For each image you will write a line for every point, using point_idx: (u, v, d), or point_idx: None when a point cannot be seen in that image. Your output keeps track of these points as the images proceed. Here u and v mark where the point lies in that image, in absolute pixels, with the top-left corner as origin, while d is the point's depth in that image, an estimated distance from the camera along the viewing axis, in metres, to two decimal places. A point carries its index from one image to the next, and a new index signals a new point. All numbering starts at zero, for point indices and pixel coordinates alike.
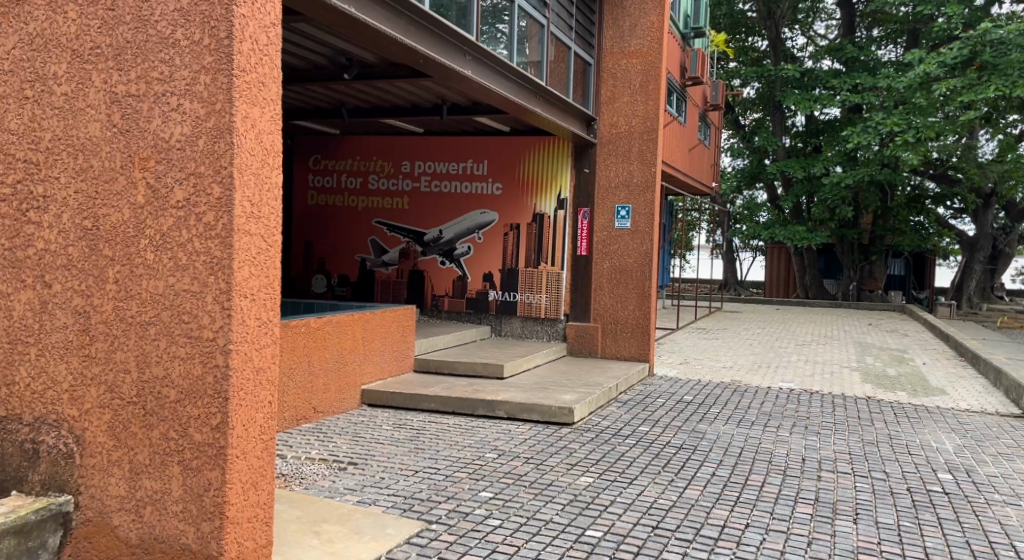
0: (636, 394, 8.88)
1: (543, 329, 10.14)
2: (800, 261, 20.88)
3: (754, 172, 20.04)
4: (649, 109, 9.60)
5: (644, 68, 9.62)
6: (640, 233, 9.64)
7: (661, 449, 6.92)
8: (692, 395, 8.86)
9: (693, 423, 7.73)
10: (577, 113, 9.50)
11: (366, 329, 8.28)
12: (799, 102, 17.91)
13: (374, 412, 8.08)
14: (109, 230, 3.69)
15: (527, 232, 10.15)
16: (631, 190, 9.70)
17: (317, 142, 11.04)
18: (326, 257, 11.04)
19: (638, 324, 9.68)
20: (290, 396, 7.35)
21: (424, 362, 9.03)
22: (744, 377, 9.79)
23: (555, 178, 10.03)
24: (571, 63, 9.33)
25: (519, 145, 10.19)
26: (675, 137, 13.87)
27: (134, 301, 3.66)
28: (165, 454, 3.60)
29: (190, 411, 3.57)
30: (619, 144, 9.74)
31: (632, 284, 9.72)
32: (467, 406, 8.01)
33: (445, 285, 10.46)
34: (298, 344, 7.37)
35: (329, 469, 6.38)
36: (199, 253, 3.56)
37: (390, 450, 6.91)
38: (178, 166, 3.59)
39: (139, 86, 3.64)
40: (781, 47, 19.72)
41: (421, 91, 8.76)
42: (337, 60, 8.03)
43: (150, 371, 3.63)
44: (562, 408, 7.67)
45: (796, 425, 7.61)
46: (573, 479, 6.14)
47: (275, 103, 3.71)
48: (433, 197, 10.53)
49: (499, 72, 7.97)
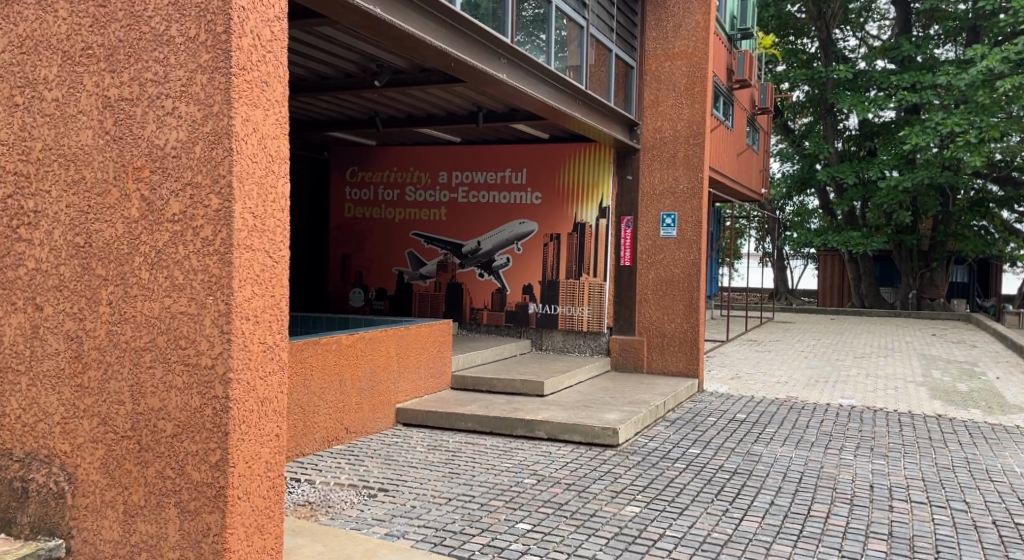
0: (685, 412, 8.40)
1: (585, 343, 9.70)
2: (856, 269, 20.11)
3: (805, 178, 19.25)
4: (695, 112, 9.12)
5: (689, 69, 9.16)
6: (686, 242, 9.16)
7: (714, 474, 6.47)
8: (745, 414, 8.36)
9: (747, 445, 7.25)
10: (619, 118, 9.06)
11: (401, 346, 7.93)
12: (854, 104, 17.25)
13: (409, 432, 7.73)
14: (102, 248, 3.36)
15: (568, 242, 9.75)
16: (677, 197, 9.22)
17: (353, 154, 10.81)
18: (364, 270, 10.78)
19: (686, 337, 9.20)
20: (321, 417, 7.01)
21: (462, 379, 8.67)
22: (801, 393, 9.25)
23: (597, 186, 9.61)
24: (612, 66, 8.91)
25: (558, 152, 9.80)
26: (723, 141, 13.36)
27: (129, 325, 3.32)
28: (162, 494, 3.26)
29: (188, 447, 3.22)
30: (663, 150, 9.27)
31: (679, 296, 9.24)
32: (505, 426, 7.62)
33: (484, 298, 10.11)
34: (329, 361, 7.04)
35: (359, 497, 6.03)
36: (197, 271, 3.22)
37: (423, 475, 6.54)
38: (174, 176, 3.23)
39: (132, 89, 3.28)
40: (832, 48, 19.08)
41: (456, 98, 8.40)
42: (368, 67, 7.70)
43: (145, 403, 3.29)
44: (606, 429, 7.23)
45: (861, 446, 7.11)
46: (618, 508, 5.74)
47: (281, 105, 3.36)
48: (470, 207, 10.19)
49: (536, 76, 7.57)
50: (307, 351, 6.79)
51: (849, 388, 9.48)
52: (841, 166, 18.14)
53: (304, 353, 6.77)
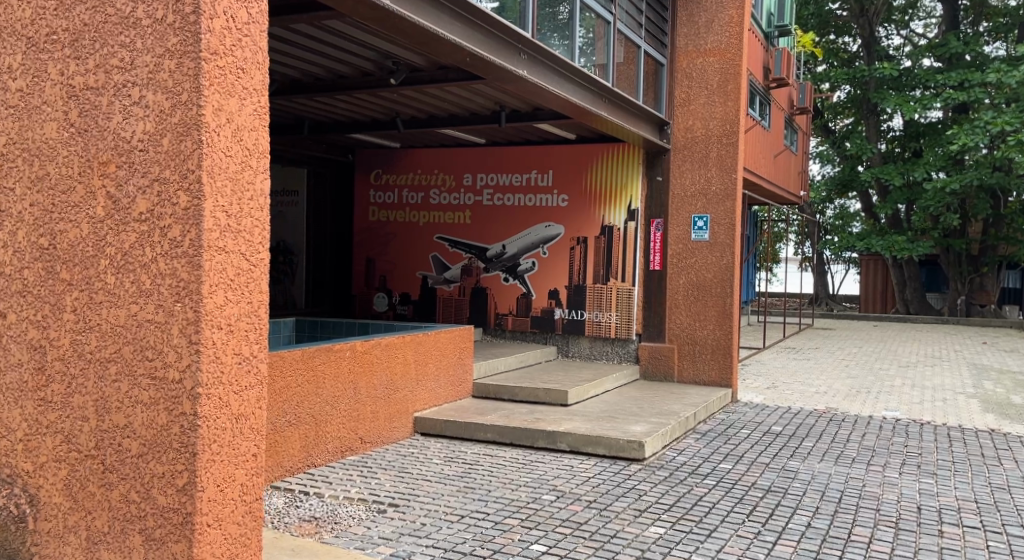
0: (717, 424, 8.00)
1: (612, 350, 9.34)
2: (900, 274, 19.44)
3: (846, 180, 18.64)
4: (729, 111, 8.71)
5: (723, 66, 8.75)
6: (719, 246, 8.75)
7: (746, 492, 6.07)
8: (781, 426, 7.93)
9: (782, 460, 6.84)
10: (648, 117, 8.69)
11: (418, 353, 7.63)
12: (900, 104, 16.65)
13: (427, 443, 7.43)
14: (67, 251, 3.08)
15: (596, 246, 9.39)
16: (709, 199, 8.81)
17: (378, 156, 10.57)
18: (388, 274, 10.54)
19: (718, 345, 8.80)
20: (333, 426, 6.74)
21: (483, 387, 8.36)
22: (841, 404, 8.78)
23: (626, 187, 9.25)
24: (641, 64, 8.53)
25: (586, 153, 9.45)
26: (759, 142, 12.90)
27: (93, 334, 3.05)
28: (126, 521, 3.00)
29: (154, 468, 2.95)
30: (695, 150, 8.87)
31: (710, 302, 8.84)
32: (526, 438, 7.28)
33: (509, 302, 9.79)
34: (342, 368, 6.76)
35: (368, 512, 5.74)
36: (165, 275, 2.93)
37: (436, 489, 6.23)
38: (141, 171, 2.94)
39: (97, 77, 2.99)
40: (875, 46, 18.45)
41: (477, 96, 8.09)
42: (385, 65, 7.42)
43: (110, 420, 3.03)
44: (632, 443, 6.86)
45: (906, 463, 6.66)
46: (641, 529, 5.37)
47: (260, 94, 3.06)
48: (495, 210, 9.89)
49: (559, 73, 7.23)
50: (319, 358, 6.52)
51: (893, 400, 8.99)
52: (885, 167, 17.50)
53: (316, 360, 6.50)
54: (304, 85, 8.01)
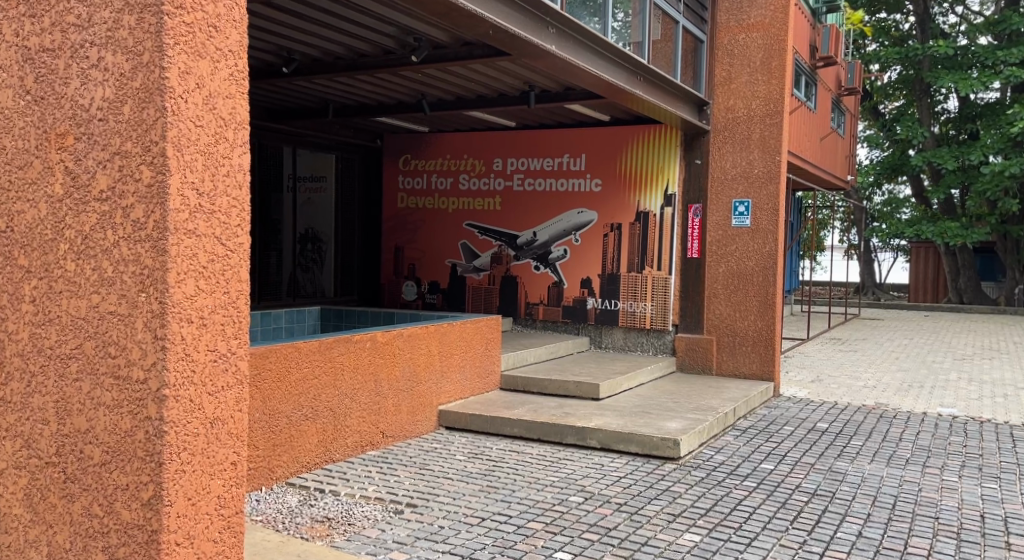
0: (758, 420, 7.55)
1: (648, 341, 8.90)
2: (953, 262, 18.67)
3: (895, 165, 17.89)
4: (773, 89, 8.19)
5: (766, 42, 8.23)
6: (761, 232, 8.26)
7: (789, 496, 5.63)
8: (827, 423, 7.46)
9: (829, 460, 6.37)
10: (687, 96, 8.21)
11: (443, 345, 7.28)
12: (957, 82, 15.86)
13: (451, 438, 7.09)
14: (24, 233, 2.76)
15: (630, 233, 8.95)
16: (750, 182, 8.30)
17: (406, 142, 10.25)
18: (417, 262, 10.22)
19: (759, 337, 8.31)
20: (352, 421, 6.40)
21: (511, 380, 7.99)
22: (892, 400, 8.25)
23: (662, 171, 8.79)
24: (678, 40, 8.06)
25: (620, 135, 9.00)
26: (805, 124, 12.34)
27: (53, 327, 2.72)
28: (88, 537, 2.67)
29: (117, 479, 2.61)
30: (736, 131, 8.37)
31: (752, 291, 8.34)
32: (555, 434, 6.90)
33: (541, 292, 9.41)
34: (362, 360, 6.43)
35: (384, 513, 5.39)
36: (128, 262, 2.58)
37: (458, 488, 5.87)
38: (100, 143, 2.60)
39: (54, 37, 2.65)
40: (930, 23, 17.73)
41: (505, 74, 7.68)
42: (407, 42, 7.05)
43: (71, 423, 2.69)
44: (666, 441, 6.45)
45: (967, 466, 6.16)
46: (674, 536, 4.96)
47: (236, 57, 2.71)
48: (525, 195, 9.50)
49: (592, 49, 6.79)
50: (337, 349, 6.19)
51: (948, 396, 8.43)
52: (938, 151, 16.78)
53: (333, 351, 6.16)
54: (324, 64, 7.67)
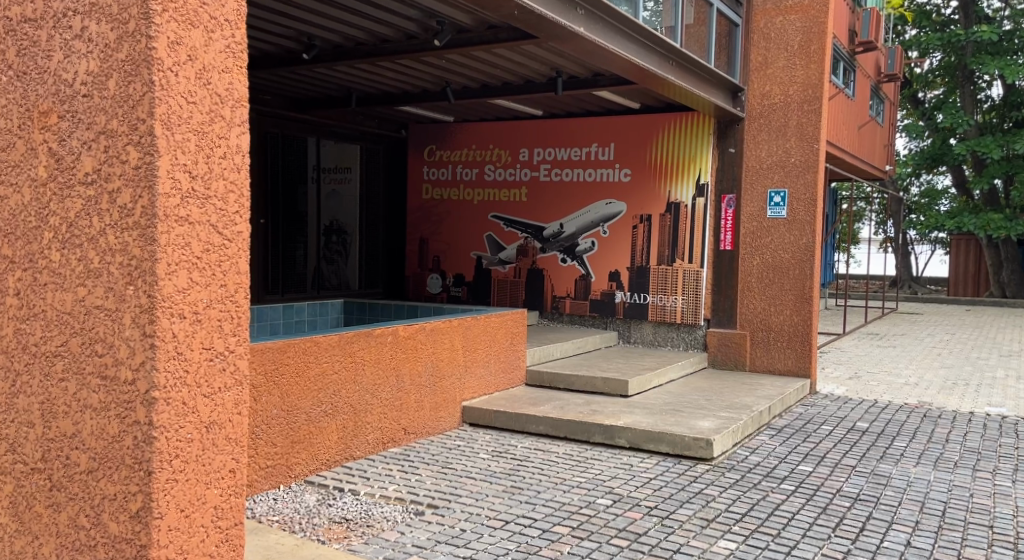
0: (794, 419, 7.25)
1: (678, 336, 8.62)
2: (995, 255, 18.14)
3: (936, 154, 17.40)
4: (811, 74, 7.85)
5: (804, 25, 7.88)
6: (798, 223, 7.93)
7: (831, 501, 5.34)
8: (867, 422, 7.14)
9: (872, 462, 6.07)
10: (721, 82, 7.89)
11: (467, 339, 7.05)
12: (1003, 68, 15.36)
13: (475, 435, 6.86)
14: (7, 220, 2.56)
15: (660, 224, 8.66)
16: (787, 172, 7.97)
17: (431, 132, 10.03)
18: (441, 254, 10.02)
19: (795, 332, 8.00)
20: (373, 417, 6.19)
21: (537, 375, 7.77)
22: (936, 399, 7.91)
23: (694, 160, 8.48)
24: (713, 23, 7.75)
25: (651, 123, 8.69)
26: (843, 111, 11.98)
27: (38, 322, 2.51)
28: (74, 550, 2.46)
29: (104, 488, 2.39)
30: (773, 118, 8.04)
31: (788, 285, 8.02)
32: (582, 432, 6.65)
33: (567, 285, 9.14)
34: (384, 355, 6.22)
35: (404, 515, 5.17)
36: (115, 252, 2.36)
37: (481, 489, 5.64)
38: (85, 122, 2.38)
39: (36, 6, 2.44)
40: (975, 7, 17.28)
41: (531, 59, 7.41)
42: (430, 25, 6.81)
43: (57, 426, 2.48)
44: (698, 441, 6.17)
45: (1019, 471, 5.85)
46: (709, 543, 4.69)
47: (233, 28, 2.48)
48: (553, 186, 9.23)
49: (622, 32, 6.51)
50: (357, 344, 5.97)
51: (995, 395, 8.07)
52: (982, 140, 16.23)
53: (353, 346, 5.95)
54: (345, 50, 7.43)
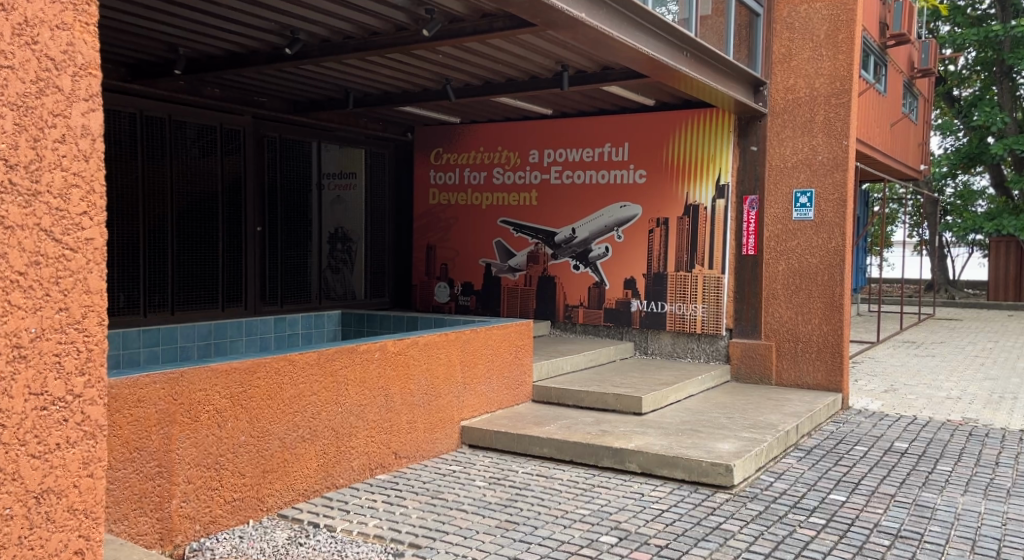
0: (825, 439, 6.57)
1: (699, 347, 7.96)
2: None
3: (974, 153, 16.58)
4: (839, 65, 7.18)
5: (831, 12, 7.22)
6: (826, 226, 7.26)
7: (867, 538, 4.66)
8: (906, 442, 6.45)
9: (913, 491, 5.38)
10: (743, 76, 7.24)
11: (466, 352, 6.44)
12: None
13: (474, 458, 6.24)
14: None
15: (679, 228, 7.99)
16: (815, 170, 7.30)
17: (437, 134, 9.46)
18: (449, 261, 9.43)
19: (826, 342, 7.32)
20: (359, 440, 5.50)
21: (545, 390, 7.14)
22: (981, 414, 7.21)
23: (715, 159, 7.81)
24: (732, 13, 7.08)
25: (668, 120, 8.04)
26: (873, 107, 11.28)
27: None
28: None
29: None
30: (798, 113, 7.38)
31: (817, 291, 7.34)
32: (589, 457, 6.02)
33: (581, 293, 8.53)
34: (369, 372, 5.53)
35: (382, 555, 4.47)
36: None
37: (471, 523, 4.99)
38: None
39: None
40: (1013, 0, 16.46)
41: (533, 51, 6.81)
42: (420, 15, 6.21)
43: None
44: (716, 467, 5.52)
45: None
46: None
47: None
48: (564, 189, 8.60)
49: (630, 17, 5.87)
50: (339, 362, 5.28)
51: None
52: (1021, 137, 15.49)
53: (334, 364, 5.25)
54: (333, 45, 6.81)
